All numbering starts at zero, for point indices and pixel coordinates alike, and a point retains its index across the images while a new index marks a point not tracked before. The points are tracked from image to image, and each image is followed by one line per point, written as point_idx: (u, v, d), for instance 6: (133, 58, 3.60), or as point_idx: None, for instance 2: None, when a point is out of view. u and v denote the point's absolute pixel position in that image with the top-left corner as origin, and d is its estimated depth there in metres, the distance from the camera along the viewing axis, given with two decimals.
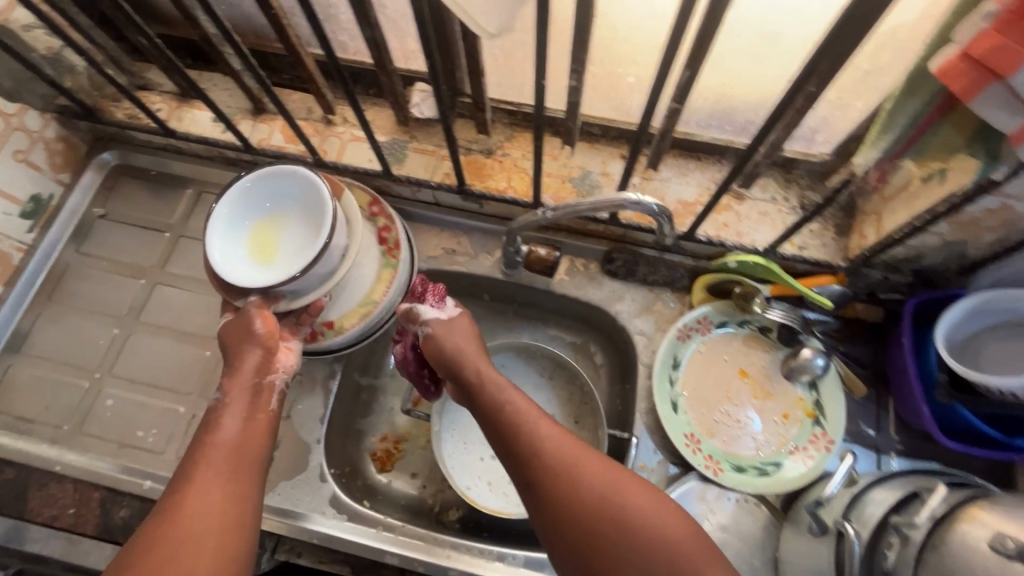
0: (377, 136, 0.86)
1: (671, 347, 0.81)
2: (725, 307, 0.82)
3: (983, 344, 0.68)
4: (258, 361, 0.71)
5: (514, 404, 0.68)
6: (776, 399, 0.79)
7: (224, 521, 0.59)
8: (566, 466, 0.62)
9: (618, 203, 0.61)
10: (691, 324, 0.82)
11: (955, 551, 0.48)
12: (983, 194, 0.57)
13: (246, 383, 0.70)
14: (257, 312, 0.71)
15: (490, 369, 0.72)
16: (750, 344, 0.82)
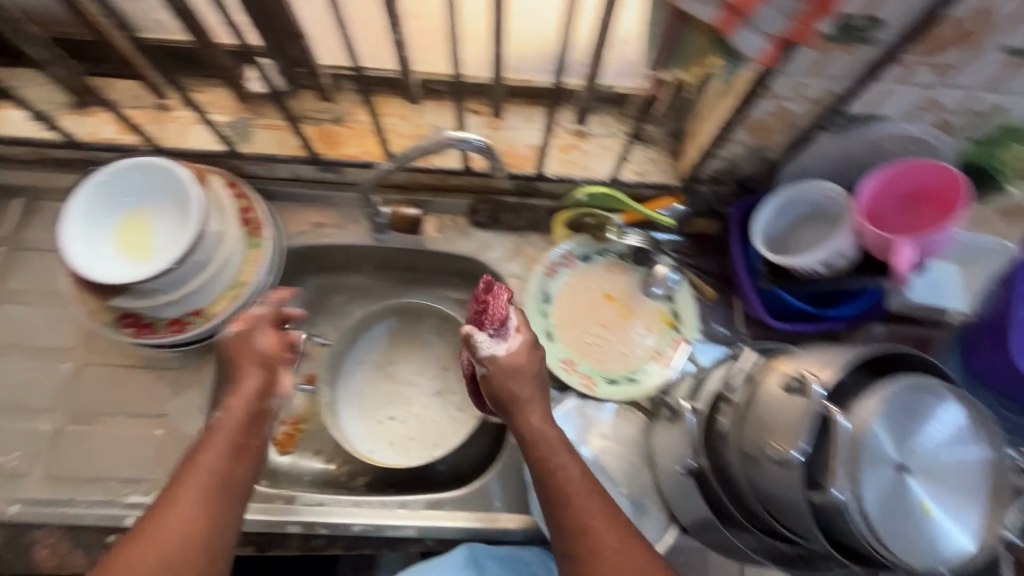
0: (217, 116, 0.83)
1: (539, 284, 0.86)
2: (585, 240, 0.89)
3: (793, 234, 0.78)
4: (258, 386, 0.65)
5: (544, 437, 0.64)
6: (640, 315, 0.87)
7: (181, 540, 0.52)
8: (579, 506, 0.59)
9: (444, 142, 0.64)
10: (556, 259, 0.87)
11: (761, 400, 0.56)
12: (756, 98, 0.65)
13: (248, 405, 0.63)
14: (263, 327, 0.69)
15: (534, 405, 0.66)
16: (613, 269, 0.89)
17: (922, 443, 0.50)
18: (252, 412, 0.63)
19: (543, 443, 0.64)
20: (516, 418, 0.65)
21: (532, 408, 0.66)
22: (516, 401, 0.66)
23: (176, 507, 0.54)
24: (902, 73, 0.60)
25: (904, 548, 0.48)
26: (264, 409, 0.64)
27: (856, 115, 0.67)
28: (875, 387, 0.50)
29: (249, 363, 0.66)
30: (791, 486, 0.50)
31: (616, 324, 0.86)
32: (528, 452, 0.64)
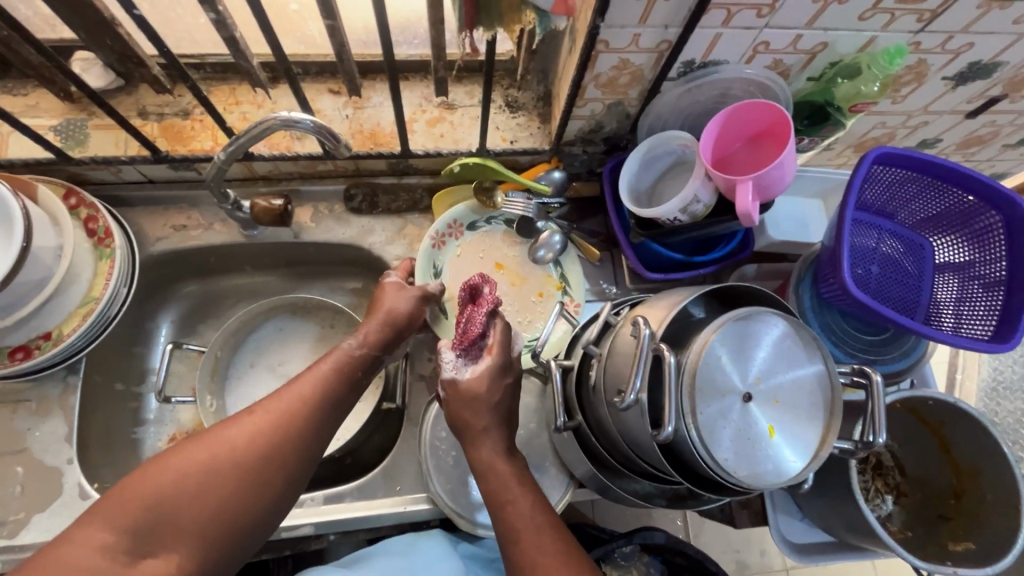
0: (45, 120, 0.76)
1: (427, 258, 0.83)
2: (472, 208, 0.86)
3: (660, 187, 0.80)
4: (379, 333, 0.69)
5: (499, 472, 0.60)
6: (530, 282, 0.87)
7: (275, 427, 0.57)
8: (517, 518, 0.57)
9: (277, 121, 0.62)
10: (443, 229, 0.85)
11: (620, 349, 0.57)
12: (594, 52, 0.65)
13: (380, 345, 0.69)
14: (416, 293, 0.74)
15: (489, 436, 0.61)
16: (501, 238, 0.89)
17: (759, 369, 0.54)
18: (372, 354, 0.68)
19: (496, 478, 0.60)
20: (467, 447, 0.62)
21: (493, 434, 0.62)
22: (468, 434, 0.62)
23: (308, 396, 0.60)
24: (726, 16, 0.62)
25: (746, 470, 0.51)
26: (381, 358, 0.69)
27: (696, 63, 0.69)
28: (712, 322, 0.52)
29: (403, 304, 0.72)
30: (640, 428, 0.51)
31: (507, 293, 0.86)
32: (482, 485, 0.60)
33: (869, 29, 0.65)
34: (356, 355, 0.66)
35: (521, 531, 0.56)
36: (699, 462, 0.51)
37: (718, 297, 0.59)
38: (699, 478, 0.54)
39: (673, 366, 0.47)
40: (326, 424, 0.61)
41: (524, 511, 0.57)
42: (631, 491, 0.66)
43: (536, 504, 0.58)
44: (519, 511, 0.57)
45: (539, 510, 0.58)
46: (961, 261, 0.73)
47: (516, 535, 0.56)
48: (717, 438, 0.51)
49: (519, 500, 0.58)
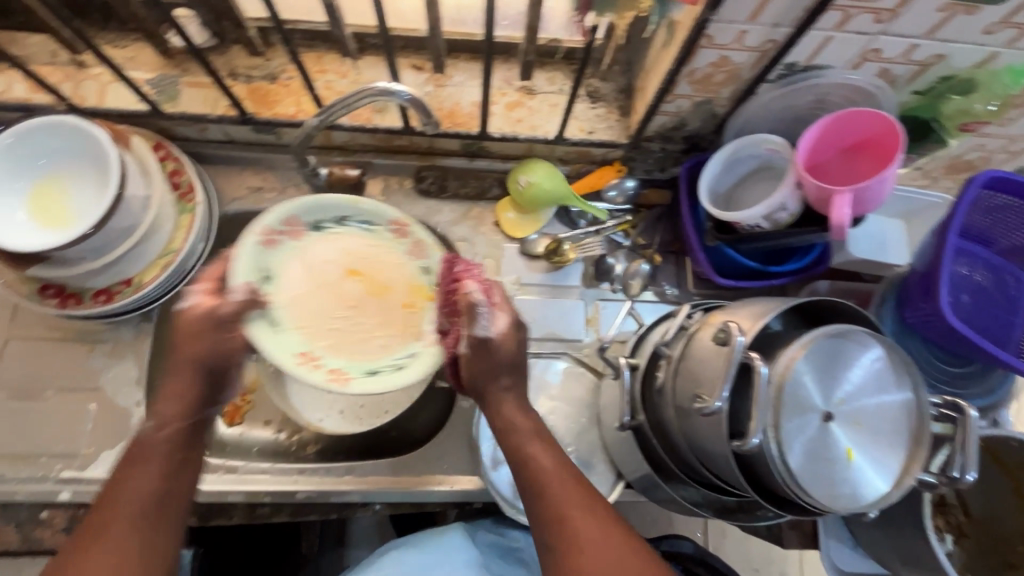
0: (140, 73, 0.78)
1: (251, 257, 0.66)
2: (321, 203, 0.71)
3: (740, 192, 0.78)
4: (184, 395, 0.55)
5: (518, 430, 0.57)
6: (356, 301, 0.71)
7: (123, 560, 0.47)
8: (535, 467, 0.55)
9: (374, 90, 0.62)
10: (276, 225, 0.69)
11: (697, 353, 0.56)
12: (696, 48, 0.63)
13: (186, 413, 0.54)
14: (231, 320, 0.58)
15: (512, 394, 0.58)
16: (370, 241, 0.74)
17: (845, 391, 0.52)
18: (183, 425, 0.54)
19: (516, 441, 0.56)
20: (489, 407, 0.58)
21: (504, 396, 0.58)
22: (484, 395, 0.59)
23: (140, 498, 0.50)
24: (841, 19, 0.59)
25: (824, 492, 0.49)
26: (202, 419, 0.56)
27: (798, 65, 0.66)
28: (801, 336, 0.50)
29: (202, 344, 0.56)
30: (717, 436, 0.50)
31: (369, 305, 0.71)
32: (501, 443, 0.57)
33: (993, 43, 0.61)
34: (164, 438, 0.53)
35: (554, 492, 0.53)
36: (776, 478, 0.49)
37: (803, 313, 0.57)
38: (769, 493, 0.53)
39: (764, 375, 0.46)
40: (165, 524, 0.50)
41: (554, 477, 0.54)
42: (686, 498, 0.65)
43: (559, 464, 0.55)
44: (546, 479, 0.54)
45: (563, 474, 0.54)
46: None
47: (547, 495, 0.53)
48: (799, 457, 0.49)
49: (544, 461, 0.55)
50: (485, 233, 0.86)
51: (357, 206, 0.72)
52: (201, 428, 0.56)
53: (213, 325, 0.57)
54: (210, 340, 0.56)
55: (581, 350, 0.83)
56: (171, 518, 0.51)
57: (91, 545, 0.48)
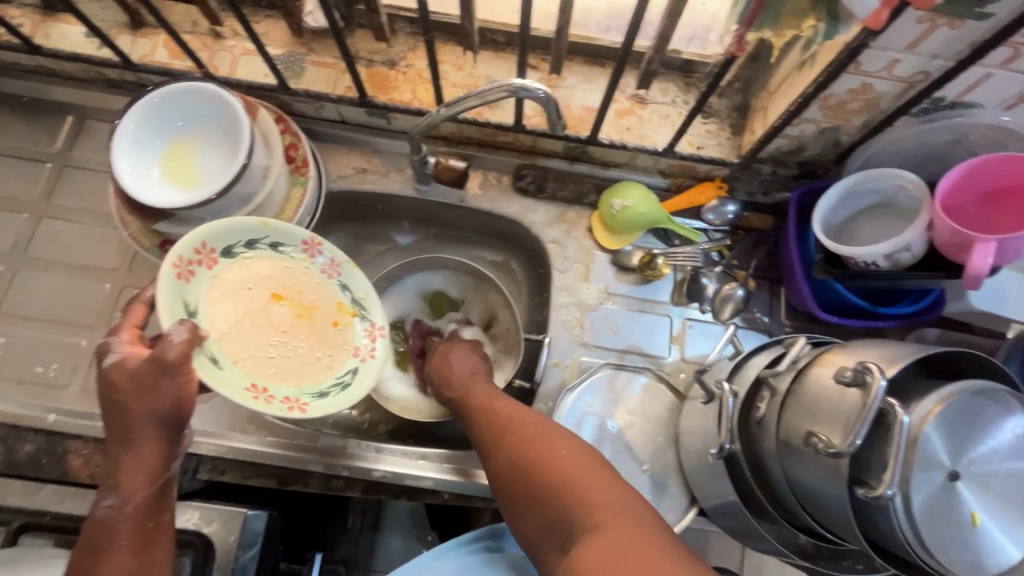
0: (270, 49, 0.81)
1: (174, 292, 0.62)
2: (227, 228, 0.67)
3: (854, 227, 0.74)
4: (146, 461, 0.56)
5: (467, 390, 0.68)
6: (289, 323, 0.71)
7: None
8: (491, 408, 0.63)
9: (505, 87, 0.62)
10: (190, 254, 0.64)
11: (812, 391, 0.53)
12: (841, 73, 0.60)
13: (148, 482, 0.56)
14: (181, 367, 0.57)
15: (462, 360, 0.73)
16: (273, 261, 0.71)
17: (977, 452, 0.48)
18: (149, 492, 0.56)
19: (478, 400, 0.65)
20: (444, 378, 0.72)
21: (460, 369, 0.72)
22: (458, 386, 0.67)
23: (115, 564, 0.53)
24: (1009, 56, 0.55)
25: (948, 557, 0.47)
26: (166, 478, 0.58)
27: (946, 100, 0.63)
28: (941, 390, 0.47)
29: (160, 397, 0.56)
30: (836, 481, 0.48)
31: (292, 328, 0.71)
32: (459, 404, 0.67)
33: None
34: (125, 510, 0.55)
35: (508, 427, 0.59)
36: (894, 532, 0.47)
37: (937, 367, 0.52)
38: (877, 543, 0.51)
39: (906, 427, 0.44)
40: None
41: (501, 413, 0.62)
42: (778, 537, 0.64)
43: (513, 402, 0.63)
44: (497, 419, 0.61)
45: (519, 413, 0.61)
46: None
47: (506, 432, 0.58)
48: (925, 517, 0.47)
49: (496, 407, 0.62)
50: (578, 238, 0.86)
51: (267, 228, 0.69)
52: (166, 489, 0.58)
53: (156, 369, 0.56)
54: (168, 387, 0.57)
55: (663, 367, 0.82)
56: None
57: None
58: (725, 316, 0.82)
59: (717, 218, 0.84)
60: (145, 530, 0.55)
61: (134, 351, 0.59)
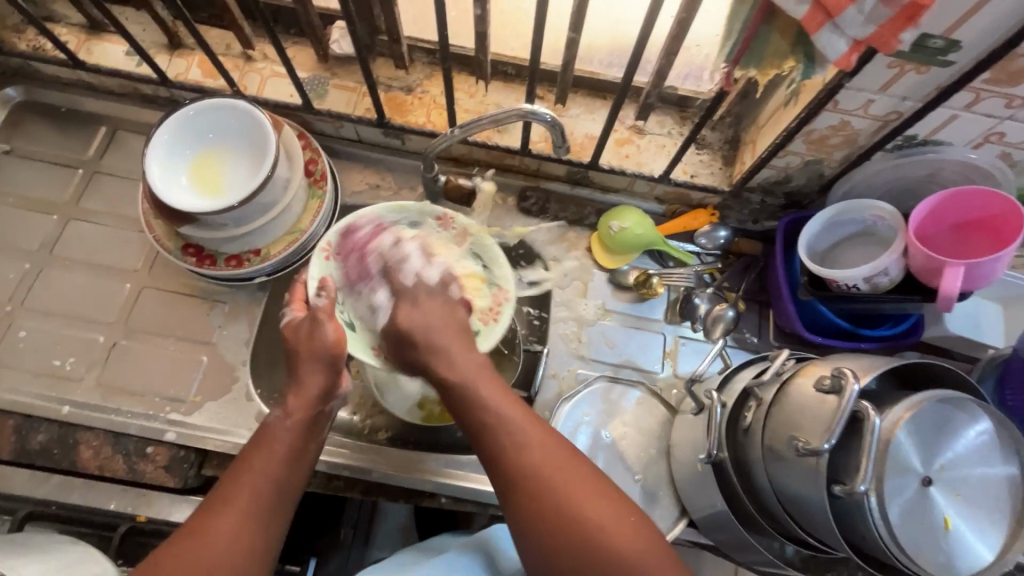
0: (297, 72, 0.87)
1: (315, 271, 0.70)
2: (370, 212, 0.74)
3: (838, 253, 0.79)
4: (309, 388, 0.63)
5: (462, 379, 0.60)
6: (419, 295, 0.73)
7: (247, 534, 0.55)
8: (488, 409, 0.59)
9: (516, 112, 0.68)
10: (330, 241, 0.72)
11: (795, 400, 0.57)
12: (821, 110, 0.66)
13: (308, 408, 0.63)
14: (324, 316, 0.64)
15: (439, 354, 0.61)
16: None
17: (947, 458, 0.52)
18: (308, 417, 0.62)
19: (479, 399, 0.59)
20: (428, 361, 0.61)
21: (450, 349, 0.61)
22: (441, 353, 0.61)
23: (265, 472, 0.58)
24: (971, 100, 0.61)
25: (924, 557, 0.49)
26: (321, 413, 0.64)
27: (918, 139, 0.68)
28: (910, 396, 0.51)
29: (321, 337, 0.64)
30: (816, 483, 0.51)
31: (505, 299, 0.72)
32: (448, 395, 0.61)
33: None
34: (284, 428, 0.61)
35: (526, 441, 0.58)
36: (870, 533, 0.50)
37: (901, 377, 0.56)
38: (857, 546, 0.53)
39: (876, 426, 0.48)
40: (283, 494, 0.59)
41: (515, 433, 0.58)
42: (768, 548, 0.66)
43: (500, 393, 0.60)
44: (508, 447, 0.57)
45: (541, 434, 0.58)
46: None
47: (522, 448, 0.57)
48: (899, 518, 0.49)
49: (483, 393, 0.60)
50: (577, 257, 0.90)
51: (402, 210, 0.75)
52: (319, 421, 0.64)
53: (313, 321, 0.64)
54: (324, 332, 0.64)
55: (655, 382, 0.85)
56: (288, 494, 0.59)
57: (248, 487, 0.57)
58: (715, 335, 0.85)
59: (710, 241, 0.88)
60: (295, 451, 0.61)
61: (301, 313, 0.67)
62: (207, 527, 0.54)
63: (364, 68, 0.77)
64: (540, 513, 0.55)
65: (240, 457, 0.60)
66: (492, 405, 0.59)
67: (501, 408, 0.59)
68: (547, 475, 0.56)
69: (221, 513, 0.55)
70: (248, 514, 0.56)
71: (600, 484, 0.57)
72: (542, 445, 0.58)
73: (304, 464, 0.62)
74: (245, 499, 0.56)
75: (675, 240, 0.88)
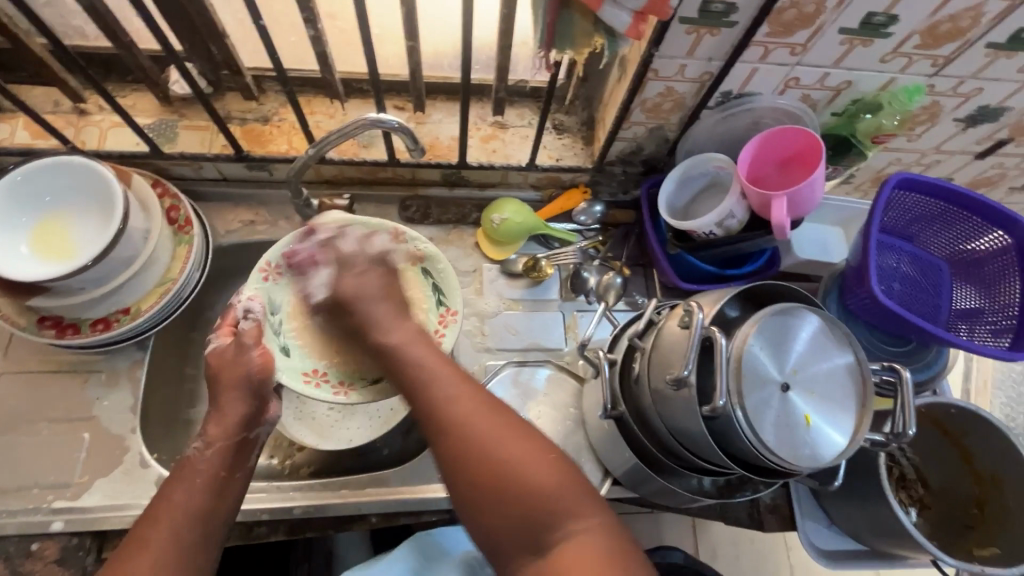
0: (139, 119, 0.83)
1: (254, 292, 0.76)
2: (309, 234, 0.78)
3: (693, 206, 0.86)
4: (229, 416, 0.65)
5: (375, 320, 0.67)
6: None
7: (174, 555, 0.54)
8: (411, 357, 0.63)
9: (362, 123, 0.69)
10: (274, 262, 0.77)
11: (665, 340, 0.62)
12: (645, 78, 0.72)
13: (229, 433, 0.64)
14: (250, 342, 0.70)
15: (386, 307, 0.69)
16: None
17: (796, 362, 0.58)
18: (231, 443, 0.64)
19: (406, 361, 0.63)
20: (364, 320, 0.67)
21: (378, 314, 0.68)
22: (376, 322, 0.67)
23: (191, 492, 0.58)
24: (763, 53, 0.70)
25: (789, 453, 0.55)
26: (248, 438, 0.65)
27: (733, 93, 0.77)
28: (752, 315, 0.57)
29: (246, 362, 0.68)
30: (691, 410, 0.56)
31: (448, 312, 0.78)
32: (385, 359, 0.65)
33: (889, 70, 0.73)
34: (203, 456, 0.62)
35: (457, 397, 0.59)
36: (743, 443, 0.55)
37: (751, 300, 0.63)
38: (740, 458, 0.59)
39: (724, 346, 0.53)
40: (214, 513, 0.59)
41: (447, 388, 0.59)
42: (686, 487, 0.71)
43: (413, 330, 0.67)
44: (427, 381, 0.61)
45: (477, 395, 0.59)
46: (983, 306, 0.77)
47: (451, 402, 0.58)
48: (763, 422, 0.55)
49: (416, 351, 0.64)
50: (467, 255, 0.92)
51: (351, 225, 0.78)
52: (245, 447, 0.65)
53: (237, 348, 0.69)
54: (249, 358, 0.68)
55: (562, 357, 0.89)
56: (217, 518, 0.58)
57: (167, 520, 0.56)
58: (607, 299, 0.88)
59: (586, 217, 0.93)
60: (220, 480, 0.61)
61: (227, 339, 0.71)
62: (128, 563, 0.53)
63: (207, 105, 0.75)
64: (470, 473, 0.55)
65: (156, 495, 0.59)
66: (415, 348, 0.64)
67: (416, 347, 0.64)
68: (475, 428, 0.56)
69: (142, 548, 0.54)
70: (176, 537, 0.55)
71: (523, 432, 0.57)
72: (473, 400, 0.59)
73: (237, 486, 0.62)
74: (173, 516, 0.56)
75: (555, 222, 0.93)
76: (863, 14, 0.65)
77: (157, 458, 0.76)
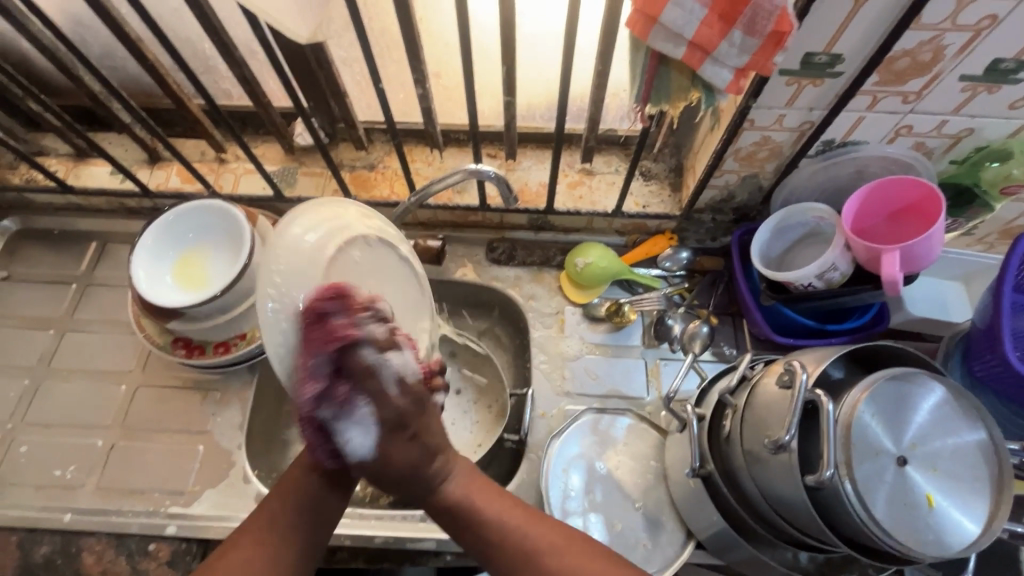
0: (266, 166, 0.94)
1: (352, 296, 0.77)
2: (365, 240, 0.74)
3: (790, 257, 0.82)
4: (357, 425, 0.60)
5: (452, 490, 0.59)
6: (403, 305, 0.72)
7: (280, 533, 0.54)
8: (497, 528, 0.56)
9: (462, 172, 0.74)
10: None
11: (760, 400, 0.59)
12: (741, 128, 0.71)
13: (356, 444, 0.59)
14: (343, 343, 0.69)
15: (451, 463, 0.60)
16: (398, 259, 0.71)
17: (913, 435, 0.53)
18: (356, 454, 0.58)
19: (478, 513, 0.57)
20: (439, 489, 0.58)
21: (452, 472, 0.60)
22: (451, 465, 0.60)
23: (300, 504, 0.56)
24: (871, 102, 0.67)
25: (907, 536, 0.50)
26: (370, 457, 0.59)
27: (836, 142, 0.74)
28: (862, 380, 0.52)
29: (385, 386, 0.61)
30: (791, 476, 0.53)
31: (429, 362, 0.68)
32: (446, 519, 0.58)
33: (1020, 117, 0.68)
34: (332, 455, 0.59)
35: (539, 545, 0.55)
36: (853, 521, 0.50)
37: (859, 361, 0.59)
38: (849, 538, 0.54)
39: (832, 411, 0.50)
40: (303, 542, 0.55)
41: (529, 539, 0.55)
42: (779, 559, 0.65)
43: (470, 481, 0.60)
44: (493, 530, 0.56)
45: (552, 537, 0.55)
46: None
47: (529, 557, 0.54)
48: (877, 500, 0.50)
49: (482, 506, 0.57)
50: (549, 297, 0.94)
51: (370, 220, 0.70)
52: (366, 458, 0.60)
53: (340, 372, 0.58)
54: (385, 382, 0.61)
55: (643, 407, 0.86)
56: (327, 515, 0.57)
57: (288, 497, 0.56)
58: (693, 349, 0.85)
59: (670, 264, 0.92)
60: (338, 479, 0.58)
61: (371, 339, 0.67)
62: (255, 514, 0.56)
63: (326, 155, 0.84)
64: None
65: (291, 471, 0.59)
66: (482, 508, 0.57)
67: (481, 506, 0.58)
68: (554, 567, 0.53)
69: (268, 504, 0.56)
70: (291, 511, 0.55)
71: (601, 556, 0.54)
72: (550, 546, 0.55)
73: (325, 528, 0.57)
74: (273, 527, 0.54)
75: (639, 267, 0.92)
76: (989, 61, 0.61)
77: (257, 475, 0.82)
